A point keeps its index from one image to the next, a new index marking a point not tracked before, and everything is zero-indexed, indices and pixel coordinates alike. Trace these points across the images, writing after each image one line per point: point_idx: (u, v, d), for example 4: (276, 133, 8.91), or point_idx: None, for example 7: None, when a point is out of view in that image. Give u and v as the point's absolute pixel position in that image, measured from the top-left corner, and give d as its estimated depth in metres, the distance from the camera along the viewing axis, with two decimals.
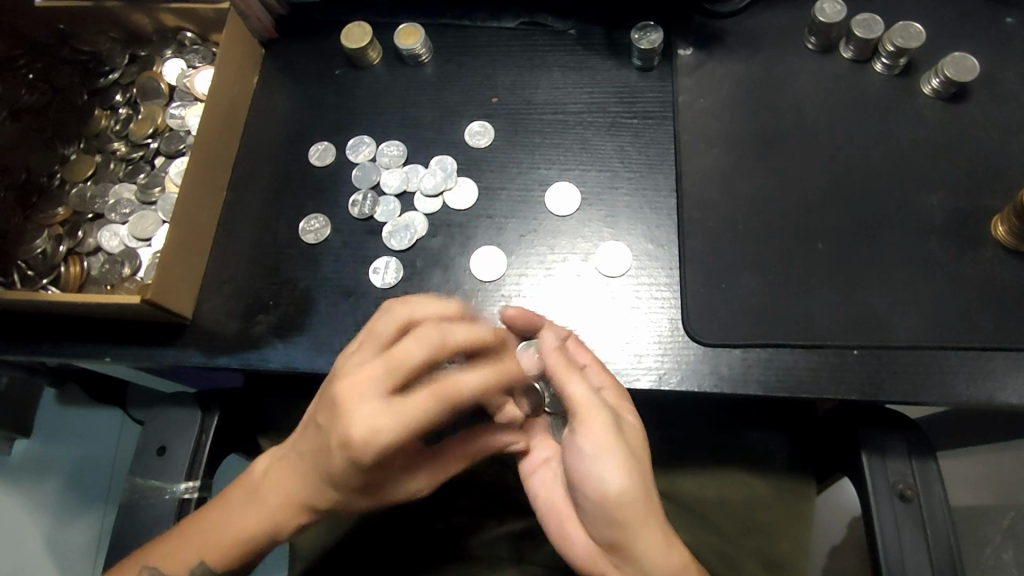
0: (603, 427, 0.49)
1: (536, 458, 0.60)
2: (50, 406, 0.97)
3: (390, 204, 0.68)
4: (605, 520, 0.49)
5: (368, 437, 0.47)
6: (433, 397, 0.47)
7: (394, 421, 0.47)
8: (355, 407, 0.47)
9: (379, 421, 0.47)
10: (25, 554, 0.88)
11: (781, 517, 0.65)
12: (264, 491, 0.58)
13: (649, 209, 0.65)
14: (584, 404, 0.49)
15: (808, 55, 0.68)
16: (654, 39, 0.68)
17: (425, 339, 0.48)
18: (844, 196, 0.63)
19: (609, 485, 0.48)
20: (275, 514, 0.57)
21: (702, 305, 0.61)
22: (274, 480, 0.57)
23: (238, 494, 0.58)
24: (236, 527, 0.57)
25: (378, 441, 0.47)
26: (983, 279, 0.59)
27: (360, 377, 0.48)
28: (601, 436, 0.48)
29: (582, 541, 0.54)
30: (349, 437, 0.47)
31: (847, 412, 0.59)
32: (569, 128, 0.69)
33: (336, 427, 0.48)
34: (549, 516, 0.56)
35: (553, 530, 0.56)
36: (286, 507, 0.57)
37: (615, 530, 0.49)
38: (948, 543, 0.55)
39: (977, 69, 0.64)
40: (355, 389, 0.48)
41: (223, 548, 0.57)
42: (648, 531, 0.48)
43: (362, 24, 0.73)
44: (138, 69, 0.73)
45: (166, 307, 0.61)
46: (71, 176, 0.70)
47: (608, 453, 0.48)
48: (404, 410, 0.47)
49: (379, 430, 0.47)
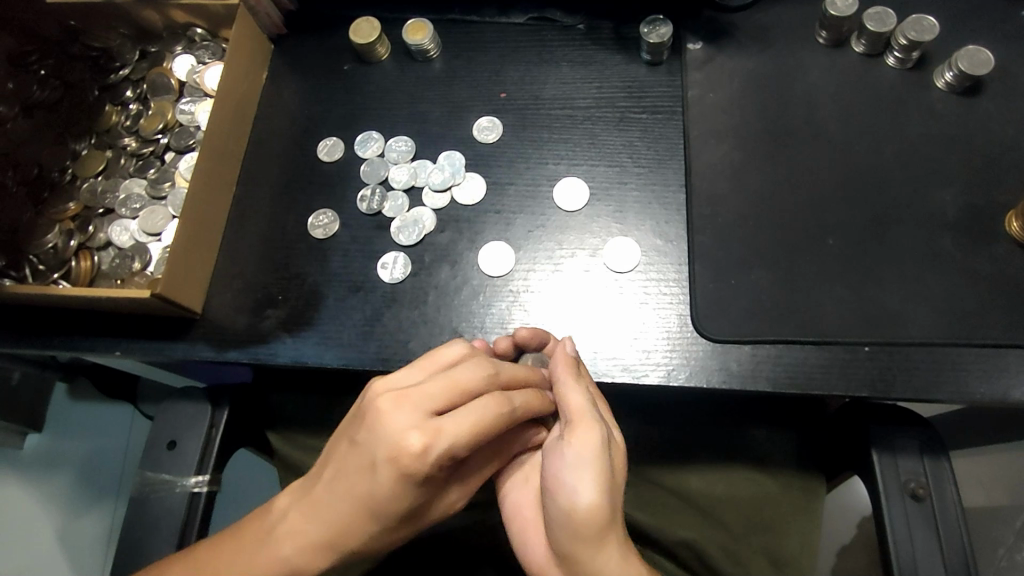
0: (592, 436, 0.49)
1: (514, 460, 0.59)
2: (60, 399, 0.99)
3: (398, 200, 0.68)
4: (565, 530, 0.48)
5: (428, 448, 0.46)
6: (492, 410, 0.49)
7: (455, 429, 0.47)
8: (413, 415, 0.47)
9: (440, 428, 0.47)
10: (33, 546, 0.90)
11: (789, 515, 0.65)
12: (283, 533, 0.53)
13: (658, 205, 0.65)
14: (579, 413, 0.50)
15: (819, 50, 0.68)
16: (663, 33, 0.68)
17: (479, 366, 0.50)
18: (856, 192, 0.62)
19: (580, 497, 0.47)
20: (291, 559, 0.53)
21: (713, 301, 0.60)
22: (292, 525, 0.53)
23: (254, 535, 0.55)
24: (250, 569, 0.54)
25: (439, 451, 0.46)
26: (998, 275, 0.58)
27: (412, 392, 0.48)
28: (588, 447, 0.49)
29: (538, 550, 0.53)
30: (406, 445, 0.46)
31: (859, 410, 0.59)
32: (577, 123, 0.69)
33: (385, 438, 0.47)
34: (512, 517, 0.56)
35: (514, 536, 0.55)
36: (303, 554, 0.53)
37: (575, 541, 0.48)
38: (961, 544, 0.54)
39: (991, 62, 0.63)
40: (412, 399, 0.48)
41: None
42: (604, 546, 0.48)
43: (370, 19, 0.73)
44: (149, 65, 0.74)
45: (176, 302, 0.62)
46: (82, 172, 0.71)
47: (588, 465, 0.48)
48: (472, 423, 0.48)
49: (442, 436, 0.47)
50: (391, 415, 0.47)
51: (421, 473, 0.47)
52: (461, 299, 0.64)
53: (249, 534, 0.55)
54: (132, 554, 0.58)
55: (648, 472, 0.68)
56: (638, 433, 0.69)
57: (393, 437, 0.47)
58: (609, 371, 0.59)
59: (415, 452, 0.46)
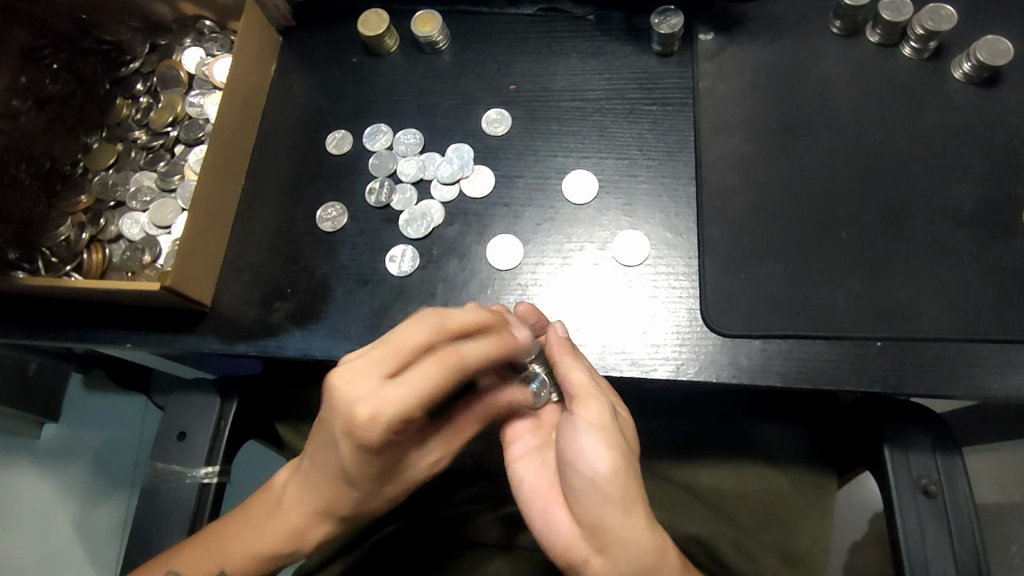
0: (599, 407, 0.50)
1: (524, 445, 0.57)
2: (76, 391, 1.03)
3: (406, 193, 0.68)
4: (592, 500, 0.48)
5: (378, 418, 0.46)
6: (440, 372, 0.47)
7: (401, 394, 0.46)
8: (362, 386, 0.47)
9: (385, 394, 0.46)
10: (58, 537, 0.95)
11: (800, 510, 0.65)
12: (287, 505, 0.59)
13: (668, 197, 0.64)
14: (582, 388, 0.51)
15: (833, 39, 0.67)
16: (674, 23, 0.67)
17: (424, 321, 0.48)
18: (870, 185, 0.61)
19: (600, 464, 0.48)
20: (299, 524, 0.59)
21: (722, 296, 0.60)
22: (295, 498, 0.59)
23: (263, 510, 0.61)
24: (255, 544, 0.59)
25: (388, 416, 0.46)
26: (1015, 270, 0.57)
27: (359, 364, 0.47)
28: (595, 417, 0.49)
29: (564, 527, 0.51)
30: (359, 415, 0.47)
31: (870, 406, 0.58)
32: (587, 115, 0.68)
33: (340, 410, 0.48)
34: (532, 502, 0.54)
35: (536, 518, 0.53)
36: (309, 522, 0.59)
37: (604, 506, 0.48)
38: (973, 540, 0.54)
39: (1011, 52, 0.62)
40: (361, 367, 0.47)
41: (247, 559, 0.59)
42: (631, 510, 0.48)
43: (379, 11, 0.72)
44: (159, 58, 0.74)
45: (185, 295, 0.62)
46: (94, 164, 0.71)
47: (602, 430, 0.49)
48: (421, 388, 0.47)
49: (389, 403, 0.46)
50: (343, 389, 0.47)
51: (376, 438, 0.47)
52: (468, 292, 0.64)
53: (257, 504, 0.61)
54: (144, 544, 0.59)
55: (656, 466, 0.68)
56: (647, 426, 0.69)
57: (347, 412, 0.47)
58: (618, 365, 0.59)
59: (368, 423, 0.46)
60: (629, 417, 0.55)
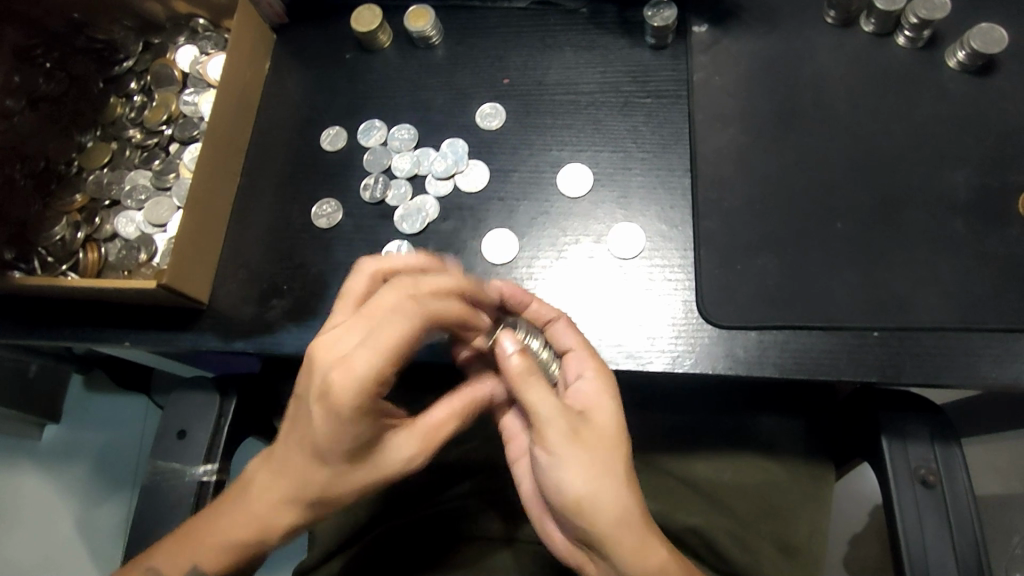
0: (557, 439, 0.48)
1: (519, 447, 0.59)
2: (76, 390, 1.04)
3: (401, 188, 0.68)
4: (569, 520, 0.50)
5: (342, 379, 0.45)
6: (408, 331, 0.46)
7: (366, 356, 0.45)
8: (333, 352, 0.47)
9: (352, 359, 0.46)
10: (58, 537, 0.95)
11: (798, 501, 0.65)
12: (254, 494, 0.55)
13: (664, 190, 0.64)
14: (540, 416, 0.49)
15: (827, 29, 0.67)
16: (668, 15, 0.66)
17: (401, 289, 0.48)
18: (866, 175, 0.61)
19: (567, 494, 0.48)
20: (269, 515, 0.55)
21: (718, 289, 0.59)
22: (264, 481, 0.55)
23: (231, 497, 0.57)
24: (223, 535, 0.55)
25: (356, 379, 0.45)
26: (1011, 258, 0.57)
27: (335, 332, 0.48)
28: (556, 448, 0.48)
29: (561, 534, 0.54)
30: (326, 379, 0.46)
31: (869, 397, 0.58)
32: (581, 109, 0.68)
33: (312, 377, 0.48)
34: (530, 506, 0.57)
35: (535, 521, 0.56)
36: (278, 506, 0.55)
37: (581, 530, 0.50)
38: (972, 528, 0.54)
39: (1005, 40, 0.62)
40: (332, 340, 0.48)
41: (213, 556, 0.55)
42: (610, 537, 0.48)
43: (372, 7, 0.72)
44: (152, 56, 0.74)
45: (182, 292, 0.62)
46: (89, 162, 0.71)
47: (568, 463, 0.48)
48: (386, 348, 0.45)
49: (356, 366, 0.45)
50: (318, 356, 0.48)
51: (340, 403, 0.46)
52: None
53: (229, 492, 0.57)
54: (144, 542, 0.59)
55: (656, 459, 0.68)
56: (645, 419, 0.69)
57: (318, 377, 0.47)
58: (614, 358, 0.59)
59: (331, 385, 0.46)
60: (613, 420, 0.50)
